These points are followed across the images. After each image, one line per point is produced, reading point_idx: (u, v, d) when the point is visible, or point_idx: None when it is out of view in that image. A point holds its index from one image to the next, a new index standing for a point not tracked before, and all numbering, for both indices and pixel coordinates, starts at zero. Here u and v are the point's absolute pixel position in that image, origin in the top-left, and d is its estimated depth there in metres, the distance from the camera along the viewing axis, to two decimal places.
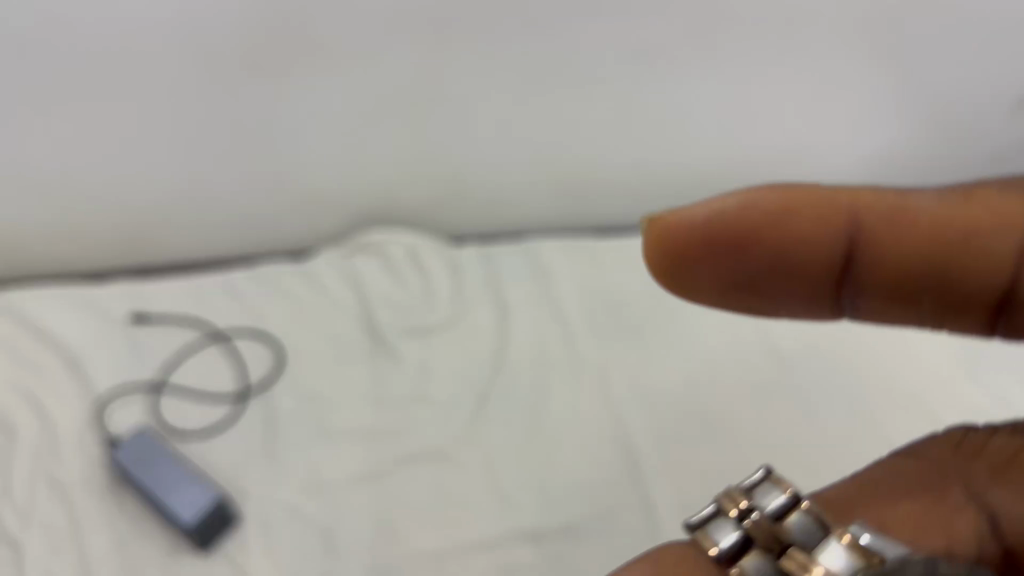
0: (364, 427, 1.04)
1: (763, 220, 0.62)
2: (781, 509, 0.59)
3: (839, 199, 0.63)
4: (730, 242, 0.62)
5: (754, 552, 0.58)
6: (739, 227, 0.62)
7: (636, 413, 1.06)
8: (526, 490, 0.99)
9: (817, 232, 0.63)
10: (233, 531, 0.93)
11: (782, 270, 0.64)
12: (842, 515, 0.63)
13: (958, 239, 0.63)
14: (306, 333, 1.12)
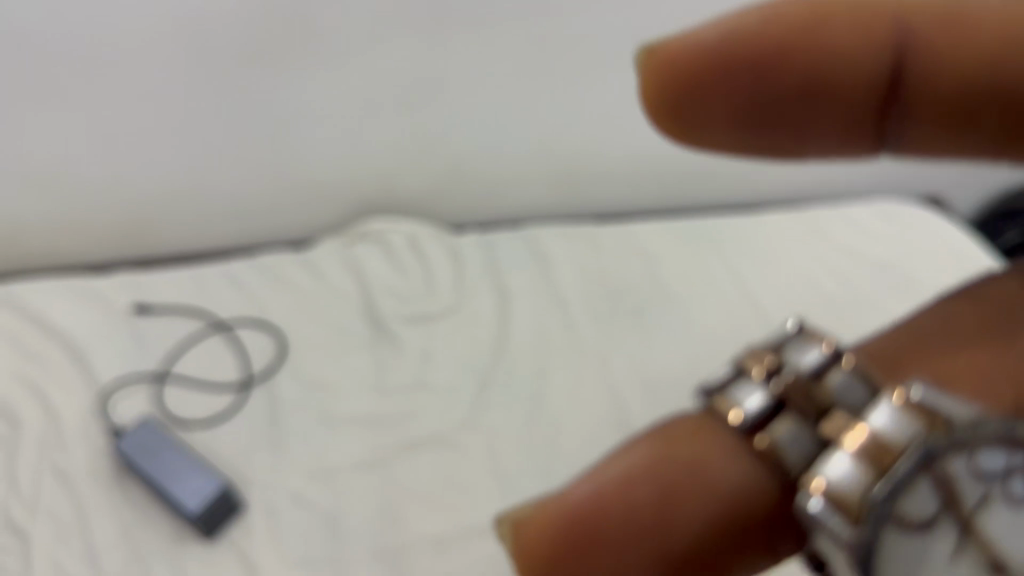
0: (367, 413, 1.04)
1: (790, 33, 0.54)
2: (817, 367, 0.49)
3: (872, 20, 0.56)
4: (753, 62, 0.54)
5: (789, 418, 0.48)
6: (763, 42, 0.54)
7: (637, 398, 1.07)
8: (528, 474, 1.00)
9: (845, 53, 0.55)
10: (238, 519, 0.93)
11: (806, 103, 0.56)
12: (889, 372, 0.56)
13: (1018, 58, 0.55)
14: (308, 321, 1.14)
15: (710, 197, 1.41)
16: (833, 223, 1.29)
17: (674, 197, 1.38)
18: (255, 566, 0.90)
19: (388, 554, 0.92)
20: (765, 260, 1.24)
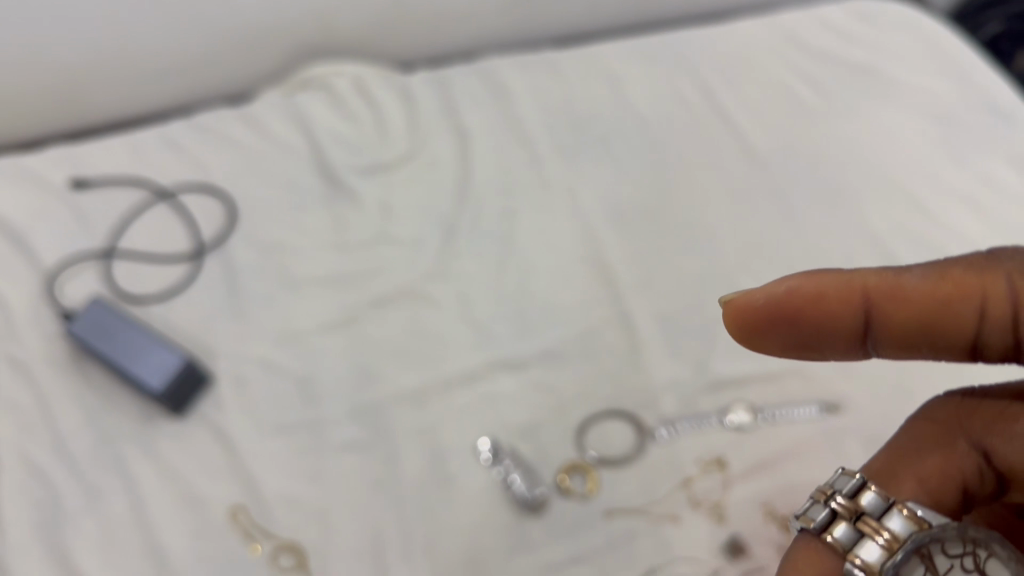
0: (331, 271, 0.99)
1: (798, 308, 0.54)
2: (853, 487, 0.52)
3: (856, 286, 0.53)
4: (773, 326, 0.54)
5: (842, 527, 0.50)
6: (779, 316, 0.54)
7: (609, 229, 1.01)
8: (502, 318, 0.95)
9: (844, 320, 0.54)
10: (207, 391, 0.90)
11: (819, 346, 0.56)
12: (887, 486, 0.54)
13: (968, 311, 0.52)
14: (256, 180, 1.06)
15: (676, 8, 1.31)
16: (808, 26, 1.20)
17: (636, 10, 1.28)
18: (228, 437, 0.87)
19: (365, 412, 0.89)
20: (736, 69, 1.16)
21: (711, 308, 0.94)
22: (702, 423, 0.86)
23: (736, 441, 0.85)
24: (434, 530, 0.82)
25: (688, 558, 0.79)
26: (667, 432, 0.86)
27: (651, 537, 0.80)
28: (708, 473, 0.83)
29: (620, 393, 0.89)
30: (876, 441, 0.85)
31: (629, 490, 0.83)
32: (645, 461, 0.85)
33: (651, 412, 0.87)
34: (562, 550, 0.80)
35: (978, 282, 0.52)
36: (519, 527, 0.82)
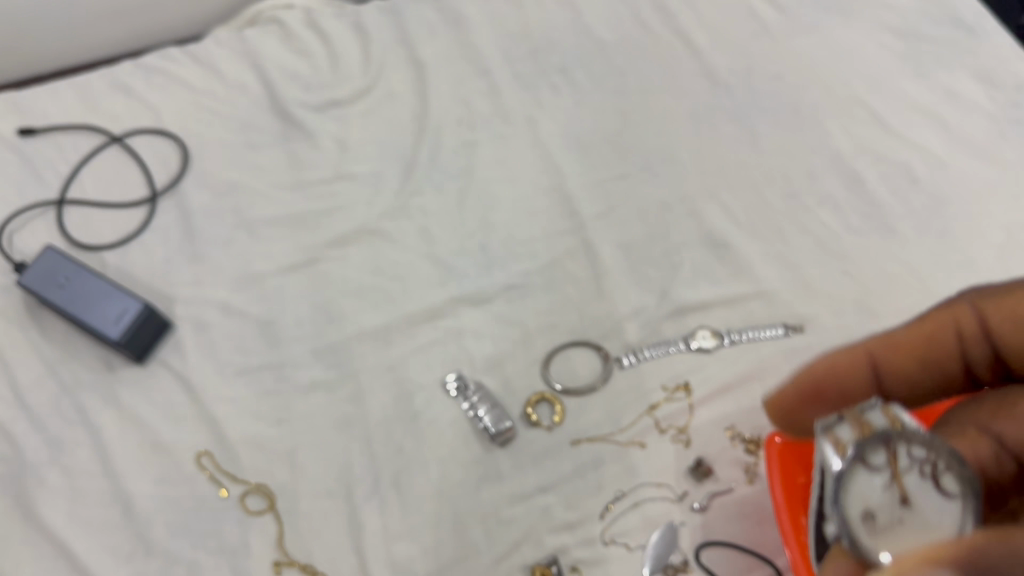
0: (288, 212, 0.97)
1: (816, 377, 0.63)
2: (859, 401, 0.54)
3: (856, 356, 0.63)
4: (804, 394, 0.63)
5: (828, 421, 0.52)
6: (805, 384, 0.63)
7: (571, 159, 0.99)
8: (464, 252, 0.94)
9: (855, 375, 0.62)
10: (169, 337, 0.89)
11: None
12: None
13: (947, 334, 0.61)
14: (208, 121, 1.03)
15: None
16: None
17: None
18: (192, 383, 0.87)
19: (329, 352, 0.88)
20: None
21: (675, 235, 0.93)
22: (666, 349, 0.86)
23: (700, 366, 0.85)
24: (401, 466, 0.82)
25: (653, 481, 0.79)
26: (631, 359, 0.86)
27: (617, 464, 0.80)
28: (672, 397, 0.83)
29: (585, 323, 0.89)
30: None
31: (595, 418, 0.83)
32: (610, 389, 0.85)
33: (616, 342, 0.87)
34: (529, 480, 0.80)
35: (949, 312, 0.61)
36: (485, 459, 0.82)
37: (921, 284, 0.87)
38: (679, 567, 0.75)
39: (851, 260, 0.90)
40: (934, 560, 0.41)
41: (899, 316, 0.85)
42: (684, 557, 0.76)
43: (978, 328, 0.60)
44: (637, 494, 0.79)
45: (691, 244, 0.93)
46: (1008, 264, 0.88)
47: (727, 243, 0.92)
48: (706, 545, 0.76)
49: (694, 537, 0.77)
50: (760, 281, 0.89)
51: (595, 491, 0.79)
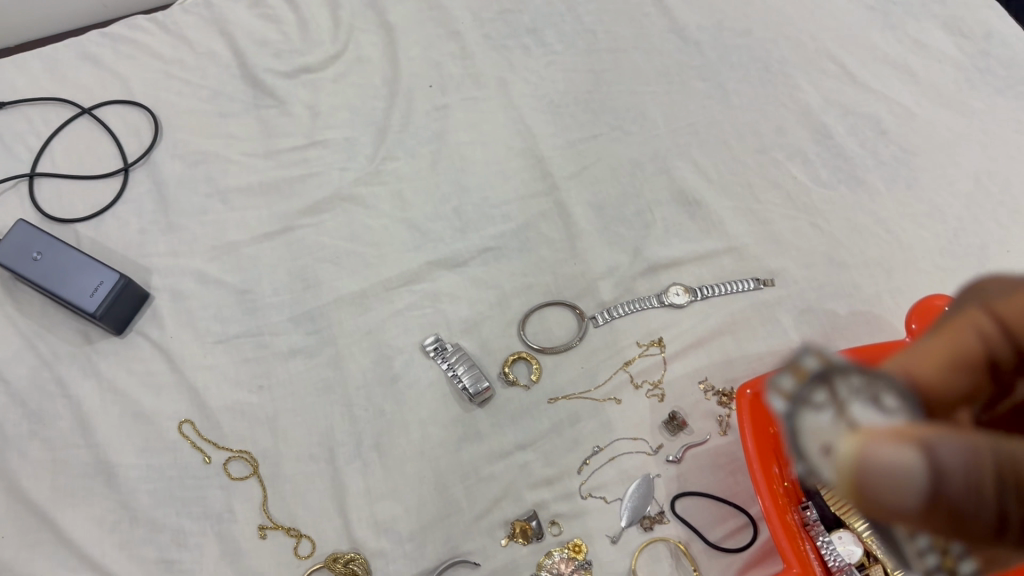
0: (262, 180, 0.97)
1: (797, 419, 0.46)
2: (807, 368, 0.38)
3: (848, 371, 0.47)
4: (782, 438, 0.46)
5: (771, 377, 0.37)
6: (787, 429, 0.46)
7: (543, 120, 0.99)
8: (439, 216, 0.94)
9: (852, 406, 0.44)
10: (147, 308, 0.90)
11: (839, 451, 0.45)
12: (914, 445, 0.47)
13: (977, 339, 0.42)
14: (179, 91, 1.03)
15: None
16: None
17: None
18: (171, 352, 0.87)
19: (307, 319, 0.89)
20: None
21: (647, 193, 0.94)
22: (640, 305, 0.87)
23: (674, 322, 0.86)
24: (382, 429, 0.83)
25: (629, 435, 0.81)
26: (605, 316, 0.87)
27: (593, 420, 0.82)
28: (647, 352, 0.85)
29: (560, 283, 0.90)
30: (810, 310, 0.85)
31: (571, 376, 0.85)
32: (586, 347, 0.86)
33: (590, 301, 0.89)
34: (508, 438, 0.82)
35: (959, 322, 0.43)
36: (465, 419, 0.83)
37: (888, 234, 0.89)
38: (656, 517, 0.77)
39: (820, 213, 0.91)
40: (904, 434, 0.30)
41: (867, 266, 0.87)
42: (660, 508, 0.77)
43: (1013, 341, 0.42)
44: (613, 449, 0.81)
45: (663, 202, 0.94)
46: (974, 212, 0.90)
47: (698, 200, 0.93)
48: (682, 495, 0.77)
49: (669, 488, 0.78)
50: (730, 237, 0.90)
51: (573, 447, 0.81)
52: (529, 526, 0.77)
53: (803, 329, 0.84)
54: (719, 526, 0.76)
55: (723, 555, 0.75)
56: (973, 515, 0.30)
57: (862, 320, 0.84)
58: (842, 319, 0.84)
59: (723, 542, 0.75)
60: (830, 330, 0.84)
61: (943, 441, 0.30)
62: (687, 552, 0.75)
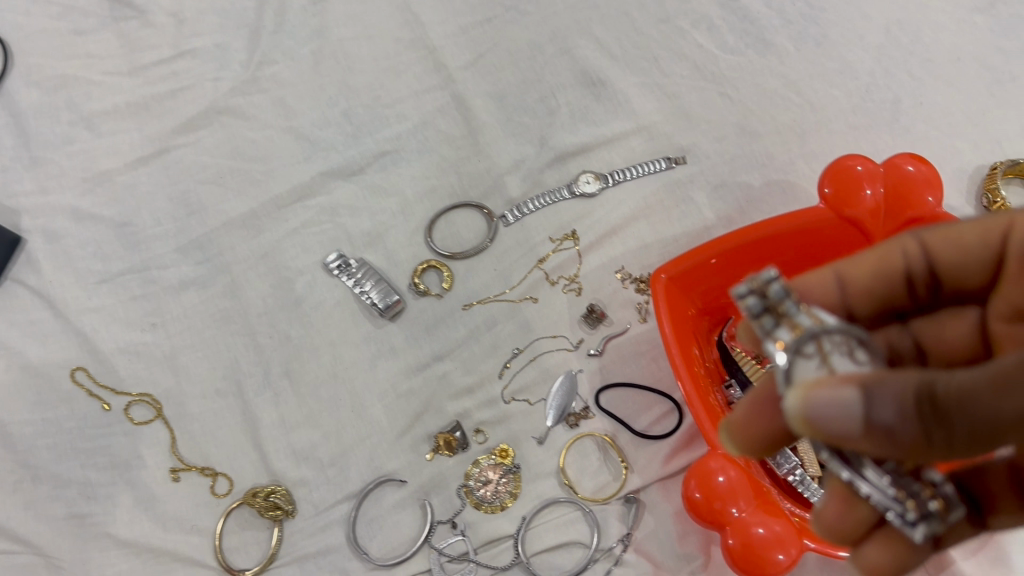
0: (130, 101, 0.89)
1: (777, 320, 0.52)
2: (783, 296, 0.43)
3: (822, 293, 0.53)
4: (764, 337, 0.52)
5: (768, 327, 0.42)
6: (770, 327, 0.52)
7: (430, 4, 0.91)
8: (328, 123, 0.87)
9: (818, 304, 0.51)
10: (20, 252, 0.82)
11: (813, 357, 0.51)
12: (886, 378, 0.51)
13: (907, 253, 0.51)
14: (24, 9, 0.92)
15: None
16: None
17: None
18: (53, 298, 0.81)
19: (197, 247, 0.83)
20: None
21: (548, 76, 0.88)
22: (550, 199, 0.83)
23: (586, 212, 0.83)
24: (290, 355, 0.79)
25: (549, 334, 0.78)
26: (515, 214, 0.83)
27: (510, 323, 0.79)
28: (561, 247, 0.81)
29: (464, 183, 0.84)
30: (724, 185, 0.82)
31: (484, 279, 0.81)
32: (497, 248, 0.82)
33: (498, 198, 0.84)
34: (423, 350, 0.78)
35: (894, 242, 0.51)
36: (377, 336, 0.79)
37: (800, 97, 0.85)
38: (581, 413, 0.74)
39: (727, 81, 0.86)
40: (848, 379, 0.38)
41: (779, 133, 0.83)
42: (584, 404, 0.75)
43: (930, 264, 0.51)
44: (533, 349, 0.78)
45: (566, 84, 0.88)
46: (884, 65, 0.86)
47: (602, 79, 0.87)
48: (606, 388, 0.75)
49: (593, 383, 0.76)
50: (638, 116, 0.86)
51: (492, 352, 0.78)
52: (452, 437, 0.74)
53: (718, 206, 0.81)
54: (644, 414, 0.74)
55: (650, 443, 0.73)
56: (899, 429, 0.36)
57: (776, 189, 0.81)
58: (756, 191, 0.81)
59: (649, 431, 0.73)
60: (745, 205, 0.81)
61: (879, 383, 0.37)
62: (614, 444, 0.73)
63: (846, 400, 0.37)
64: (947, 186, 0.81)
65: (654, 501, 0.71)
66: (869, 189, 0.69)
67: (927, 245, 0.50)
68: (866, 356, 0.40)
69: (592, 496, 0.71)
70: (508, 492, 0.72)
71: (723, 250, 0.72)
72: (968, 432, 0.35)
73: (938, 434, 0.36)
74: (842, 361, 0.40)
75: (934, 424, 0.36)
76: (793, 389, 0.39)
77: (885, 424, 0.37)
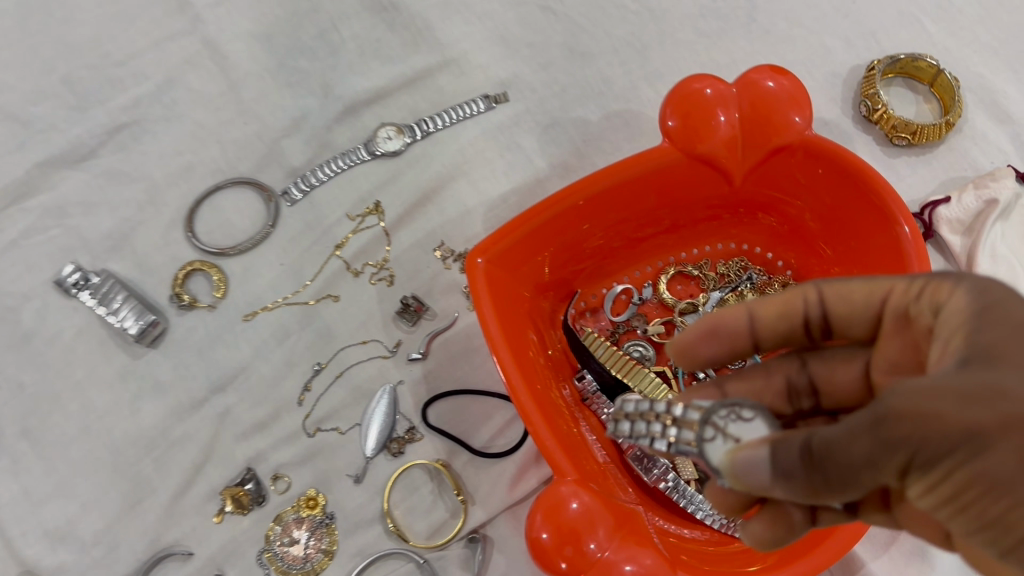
0: None
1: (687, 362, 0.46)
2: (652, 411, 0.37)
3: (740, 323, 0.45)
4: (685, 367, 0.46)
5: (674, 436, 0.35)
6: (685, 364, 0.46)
7: None
8: (42, 94, 0.66)
9: (725, 345, 0.44)
10: None
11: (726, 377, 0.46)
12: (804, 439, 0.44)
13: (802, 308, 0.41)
14: None
15: None
16: None
17: None
18: None
19: None
20: None
21: (326, 4, 0.69)
22: (349, 161, 0.65)
23: (391, 176, 0.65)
24: (25, 409, 0.61)
25: (357, 340, 0.62)
26: (302, 187, 0.64)
27: (308, 332, 0.62)
28: (363, 226, 0.64)
29: (229, 155, 0.66)
30: (556, 125, 0.66)
31: (268, 278, 0.63)
32: (282, 236, 0.64)
33: (276, 170, 0.66)
34: (197, 382, 0.61)
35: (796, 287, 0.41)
36: (136, 369, 0.62)
37: (637, 3, 0.69)
38: (406, 437, 0.59)
39: None
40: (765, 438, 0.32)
41: (615, 52, 0.68)
42: (409, 424, 0.59)
43: (828, 319, 0.41)
44: (339, 362, 0.61)
45: (350, 13, 0.69)
46: None
47: (395, 3, 0.68)
48: (433, 400, 0.59)
49: (418, 394, 0.60)
50: (443, 46, 0.68)
51: (284, 372, 0.61)
52: (242, 492, 0.58)
53: (551, 151, 0.65)
54: (484, 427, 0.59)
55: (493, 463, 0.58)
56: (796, 480, 0.30)
57: (618, 122, 0.66)
58: (595, 128, 0.66)
59: (491, 447, 0.59)
60: (583, 146, 0.66)
61: (785, 435, 0.31)
62: (448, 470, 0.58)
63: (756, 460, 0.31)
64: (818, 95, 0.67)
65: (503, 536, 0.57)
66: (722, 117, 0.54)
67: (823, 300, 0.40)
68: (753, 410, 0.34)
69: (426, 542, 0.57)
70: (321, 551, 0.57)
71: (554, 214, 0.56)
72: (845, 480, 0.29)
73: (824, 485, 0.29)
74: (740, 429, 0.34)
75: (814, 477, 0.29)
76: (726, 476, 0.33)
77: (779, 480, 0.31)
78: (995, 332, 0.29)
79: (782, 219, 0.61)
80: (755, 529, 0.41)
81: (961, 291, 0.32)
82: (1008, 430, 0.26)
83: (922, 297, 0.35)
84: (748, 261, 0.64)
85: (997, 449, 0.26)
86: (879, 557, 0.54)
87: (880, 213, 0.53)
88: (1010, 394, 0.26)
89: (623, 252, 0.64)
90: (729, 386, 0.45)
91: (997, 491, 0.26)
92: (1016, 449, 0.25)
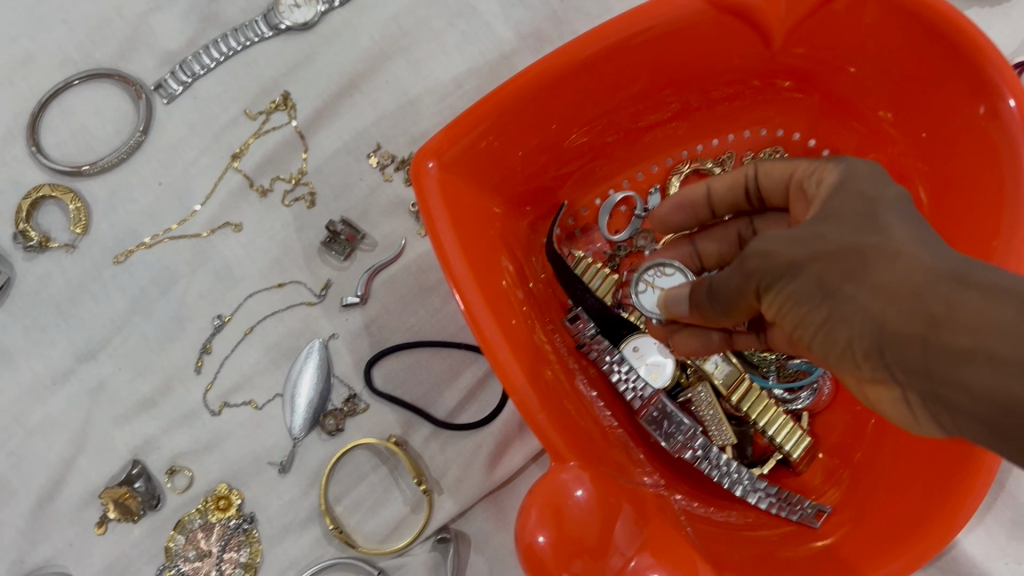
0: None
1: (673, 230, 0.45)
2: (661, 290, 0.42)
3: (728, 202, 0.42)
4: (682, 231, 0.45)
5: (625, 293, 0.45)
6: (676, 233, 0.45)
7: None
8: None
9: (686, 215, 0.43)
10: None
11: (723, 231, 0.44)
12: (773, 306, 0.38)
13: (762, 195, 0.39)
14: None
15: None
16: None
17: None
18: None
19: None
20: None
21: None
22: (245, 37, 0.48)
23: (305, 59, 0.48)
24: None
25: (271, 283, 0.46)
26: (182, 76, 0.47)
27: (204, 274, 0.46)
28: (268, 127, 0.48)
29: (77, 35, 0.47)
30: None
31: (145, 203, 0.47)
32: (159, 145, 0.47)
33: (146, 56, 0.48)
34: (58, 349, 0.45)
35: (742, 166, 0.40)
36: None
37: None
38: (345, 410, 0.44)
39: None
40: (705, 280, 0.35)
41: None
42: (349, 392, 0.45)
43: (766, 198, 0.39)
44: (249, 314, 0.46)
45: None
46: None
47: None
48: (380, 357, 0.45)
49: (360, 349, 0.45)
50: None
51: (174, 332, 0.46)
52: (129, 494, 0.43)
53: (519, 16, 0.48)
54: (450, 389, 0.45)
55: (464, 436, 0.44)
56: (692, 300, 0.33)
57: None
58: None
59: (459, 416, 0.45)
60: (561, 9, 0.48)
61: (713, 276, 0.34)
62: (404, 450, 0.44)
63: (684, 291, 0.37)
64: None
65: (482, 533, 0.44)
66: None
67: (759, 179, 0.39)
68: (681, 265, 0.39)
69: (379, 546, 0.43)
70: (240, 567, 0.43)
71: (520, 100, 0.40)
72: (729, 307, 0.31)
73: (719, 309, 0.32)
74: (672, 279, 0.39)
75: (714, 306, 0.32)
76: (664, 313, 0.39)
77: (694, 313, 0.35)
78: (843, 196, 0.29)
79: (827, 94, 0.46)
80: (679, 340, 0.40)
81: (838, 164, 0.32)
82: (817, 259, 0.26)
83: (816, 173, 0.33)
84: (784, 152, 0.49)
85: (810, 271, 0.26)
86: (976, 531, 0.42)
87: (973, 82, 0.38)
88: (828, 234, 0.27)
89: (619, 147, 0.48)
90: (698, 243, 0.45)
91: (802, 302, 0.27)
92: (815, 273, 0.26)
